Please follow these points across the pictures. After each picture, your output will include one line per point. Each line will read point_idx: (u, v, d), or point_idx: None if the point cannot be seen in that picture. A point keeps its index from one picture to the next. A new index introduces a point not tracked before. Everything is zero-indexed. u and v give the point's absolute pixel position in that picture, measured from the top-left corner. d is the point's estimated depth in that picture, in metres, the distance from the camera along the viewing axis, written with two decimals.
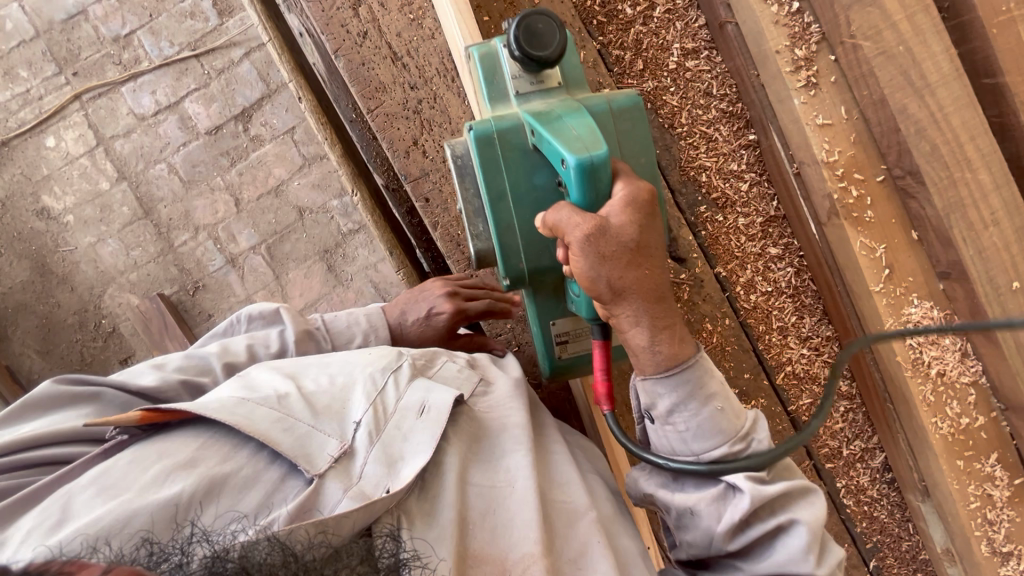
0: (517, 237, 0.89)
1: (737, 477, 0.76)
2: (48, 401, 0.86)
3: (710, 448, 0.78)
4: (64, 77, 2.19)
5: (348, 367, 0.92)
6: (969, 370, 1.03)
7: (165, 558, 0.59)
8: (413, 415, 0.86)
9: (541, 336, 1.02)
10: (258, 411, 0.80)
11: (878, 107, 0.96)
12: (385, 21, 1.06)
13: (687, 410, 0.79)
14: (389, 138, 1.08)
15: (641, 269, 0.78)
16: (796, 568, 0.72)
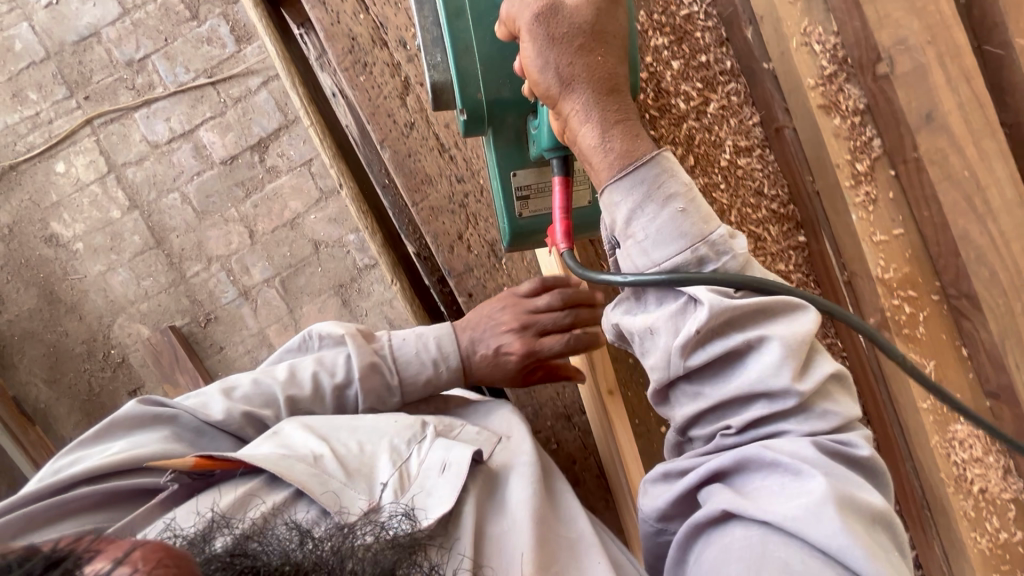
0: (477, 62, 0.73)
1: (702, 287, 0.60)
2: (131, 422, 0.80)
3: (673, 252, 0.61)
4: (75, 101, 2.13)
5: (376, 429, 0.80)
6: (1011, 487, 1.03)
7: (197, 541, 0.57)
8: (436, 472, 0.73)
9: (502, 191, 0.85)
10: (291, 467, 0.70)
11: (939, 229, 0.94)
12: (433, 111, 1.02)
13: (646, 215, 0.62)
14: (433, 231, 1.04)
15: (595, 57, 0.62)
16: (767, 385, 0.58)
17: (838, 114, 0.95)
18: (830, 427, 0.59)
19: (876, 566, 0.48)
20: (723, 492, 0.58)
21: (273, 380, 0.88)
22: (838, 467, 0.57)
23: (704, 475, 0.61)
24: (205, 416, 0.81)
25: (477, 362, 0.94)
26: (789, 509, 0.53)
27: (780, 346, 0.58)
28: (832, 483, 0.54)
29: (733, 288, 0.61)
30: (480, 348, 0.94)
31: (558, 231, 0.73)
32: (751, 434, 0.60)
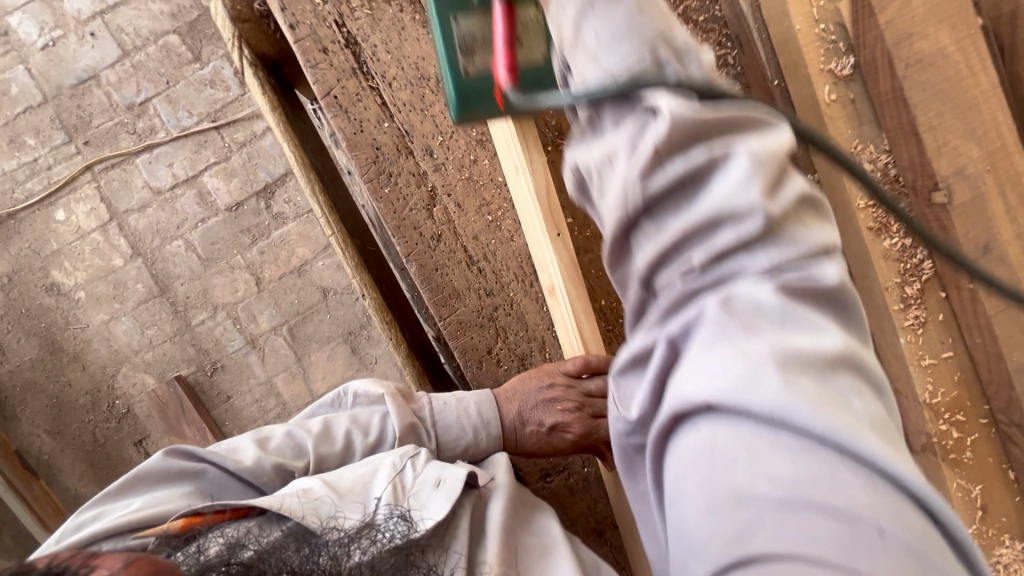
0: None
1: (665, 90, 0.38)
2: (153, 477, 0.73)
3: (629, 53, 0.39)
4: (75, 146, 2.06)
5: (370, 460, 0.75)
6: None
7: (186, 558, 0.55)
8: (431, 487, 0.70)
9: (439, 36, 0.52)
10: (280, 500, 0.66)
11: (992, 359, 0.91)
12: (461, 223, 0.98)
13: (595, 17, 0.40)
14: (461, 346, 1.00)
15: None
16: (739, 209, 0.37)
17: (889, 237, 0.91)
18: (806, 261, 0.39)
19: (836, 426, 0.33)
20: (679, 365, 0.39)
21: (306, 431, 0.80)
22: (803, 304, 0.38)
23: (660, 344, 0.41)
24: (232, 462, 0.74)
25: (525, 439, 0.83)
26: (737, 374, 0.35)
27: (744, 156, 0.38)
28: (782, 338, 0.36)
29: (701, 96, 0.39)
30: (527, 426, 0.82)
31: (501, 66, 0.47)
32: (714, 274, 0.39)
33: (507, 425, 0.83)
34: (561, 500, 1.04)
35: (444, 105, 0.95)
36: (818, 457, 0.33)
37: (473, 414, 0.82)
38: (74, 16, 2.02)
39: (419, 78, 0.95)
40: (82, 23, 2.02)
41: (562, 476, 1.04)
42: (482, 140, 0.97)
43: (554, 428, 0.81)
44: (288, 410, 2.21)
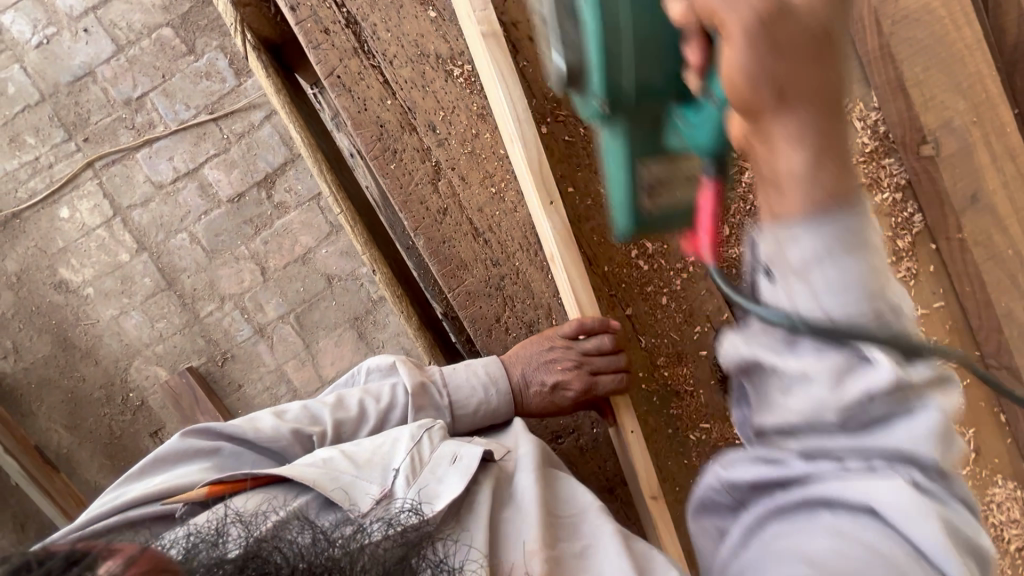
0: (625, 39, 0.53)
1: (881, 347, 0.41)
2: (174, 456, 0.76)
3: (848, 299, 0.40)
4: (75, 144, 2.07)
5: (389, 431, 0.80)
6: None
7: (205, 541, 0.58)
8: (446, 463, 0.74)
9: (623, 181, 0.64)
10: (303, 471, 0.70)
11: (983, 306, 0.94)
12: (465, 196, 1.00)
13: (829, 268, 0.39)
14: (471, 316, 1.03)
15: (814, 64, 0.39)
16: (919, 455, 0.41)
17: (880, 192, 0.92)
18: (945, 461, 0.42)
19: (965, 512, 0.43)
20: (842, 479, 0.43)
21: (322, 402, 0.85)
22: (957, 485, 0.44)
23: (798, 500, 0.45)
24: (252, 430, 0.79)
25: (530, 400, 0.88)
26: (921, 526, 0.40)
27: (929, 443, 0.41)
28: (943, 512, 0.41)
29: (906, 351, 0.41)
30: (531, 386, 0.87)
31: (705, 241, 0.60)
32: (851, 448, 0.43)
33: (514, 386, 0.88)
34: (572, 462, 1.09)
35: (444, 81, 0.98)
36: (910, 532, 0.40)
37: (482, 376, 0.87)
38: (67, 13, 2.02)
39: (419, 55, 0.97)
40: (74, 19, 2.03)
41: (572, 438, 1.08)
42: (482, 114, 0.99)
43: (555, 385, 0.87)
44: (300, 396, 2.25)
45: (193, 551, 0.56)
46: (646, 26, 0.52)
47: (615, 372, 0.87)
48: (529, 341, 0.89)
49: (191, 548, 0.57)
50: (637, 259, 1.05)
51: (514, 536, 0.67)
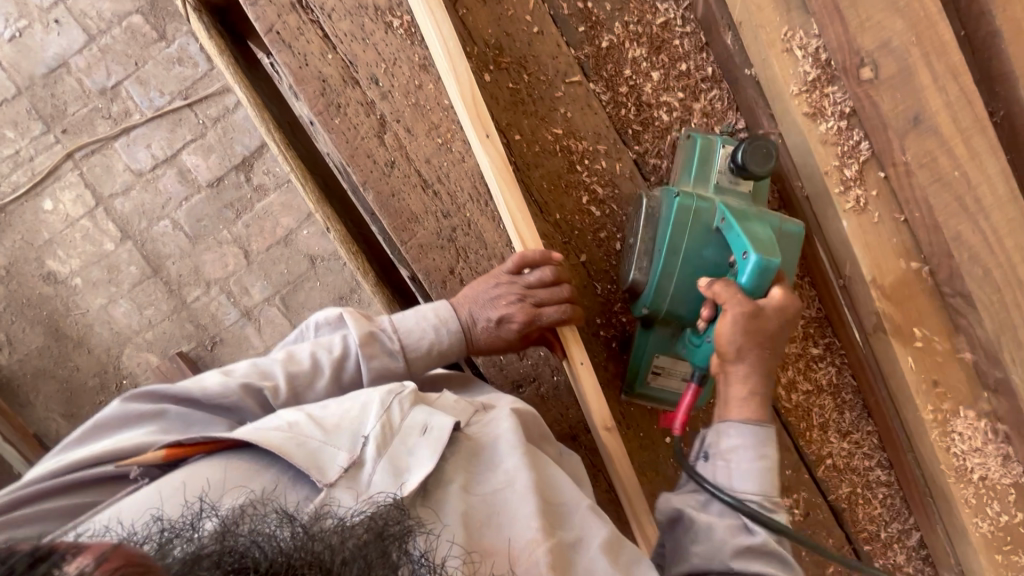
0: (673, 280, 0.94)
1: (763, 563, 0.75)
2: (117, 421, 0.74)
3: (750, 492, 0.80)
4: (54, 136, 2.09)
5: (356, 393, 0.78)
6: (1012, 474, 1.03)
7: (177, 534, 0.53)
8: (417, 434, 0.73)
9: (640, 360, 1.04)
10: (268, 437, 0.68)
11: (931, 231, 0.93)
12: (412, 148, 1.01)
13: (747, 455, 0.82)
14: (424, 268, 1.04)
15: (754, 351, 0.84)
16: None
17: (824, 120, 0.93)
18: None
19: None
20: None
21: (272, 359, 0.84)
22: None
23: None
24: (198, 389, 0.77)
25: (477, 337, 0.87)
26: None
27: None
28: None
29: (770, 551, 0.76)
30: (477, 323, 0.87)
31: (678, 418, 0.94)
32: None
33: (463, 324, 0.87)
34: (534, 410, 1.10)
35: (384, 33, 0.98)
36: None
37: (432, 320, 0.87)
38: (37, 5, 2.04)
39: (357, 7, 0.98)
40: (45, 11, 2.04)
41: (533, 386, 1.09)
42: (424, 64, 0.99)
43: (500, 320, 0.85)
44: None
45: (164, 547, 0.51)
46: (697, 247, 0.93)
47: (560, 304, 0.86)
48: (474, 284, 0.89)
49: (163, 543, 0.52)
50: (590, 205, 1.05)
51: (495, 523, 0.70)
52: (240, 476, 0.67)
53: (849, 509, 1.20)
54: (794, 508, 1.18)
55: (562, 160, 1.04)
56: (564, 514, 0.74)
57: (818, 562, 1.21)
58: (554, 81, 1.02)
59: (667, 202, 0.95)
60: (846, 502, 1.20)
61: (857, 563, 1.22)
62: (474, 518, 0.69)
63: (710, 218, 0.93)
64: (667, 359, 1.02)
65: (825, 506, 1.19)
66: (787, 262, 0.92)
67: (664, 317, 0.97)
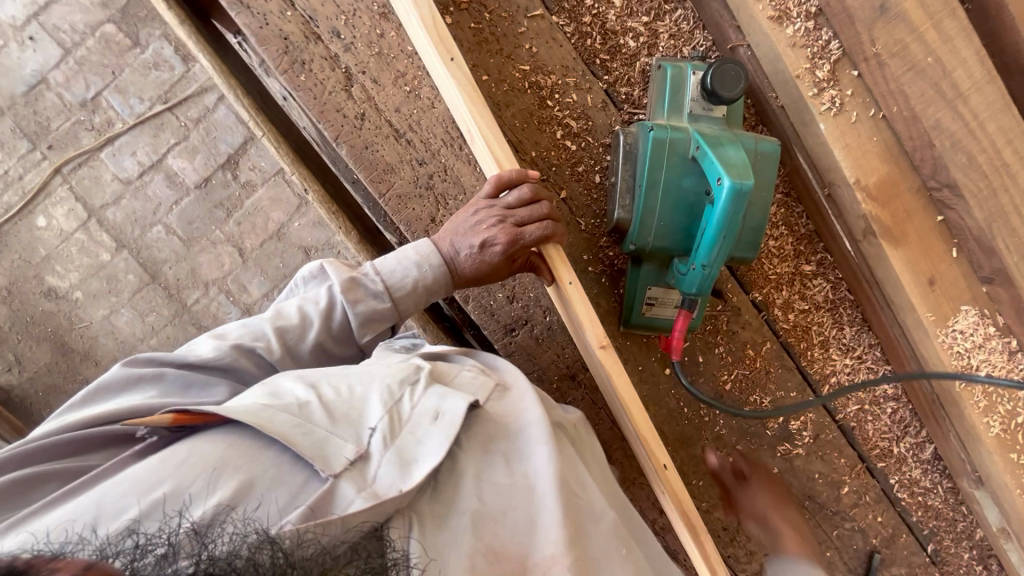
0: (655, 216, 0.93)
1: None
2: (116, 385, 0.71)
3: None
4: (40, 152, 2.11)
5: (369, 372, 0.73)
6: (1019, 369, 1.02)
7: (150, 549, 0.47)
8: (429, 422, 0.68)
9: (632, 295, 1.04)
10: (269, 419, 0.62)
11: (910, 123, 0.92)
12: (381, 98, 1.00)
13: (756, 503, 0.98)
14: (405, 219, 1.04)
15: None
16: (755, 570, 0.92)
17: (791, 23, 0.93)
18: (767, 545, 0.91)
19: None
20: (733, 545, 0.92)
21: (261, 318, 0.83)
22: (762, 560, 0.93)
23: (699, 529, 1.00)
24: (192, 355, 0.75)
25: (462, 265, 0.87)
26: None
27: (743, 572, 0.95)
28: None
29: None
30: (460, 253, 0.86)
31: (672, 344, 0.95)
32: None
33: (445, 257, 0.87)
34: (529, 353, 1.10)
35: None
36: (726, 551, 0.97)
37: (413, 258, 0.86)
38: (10, 23, 2.05)
39: None
40: (19, 29, 2.06)
41: (526, 329, 1.09)
42: (384, 12, 0.99)
43: (484, 243, 0.84)
44: None
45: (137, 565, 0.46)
46: (676, 182, 0.91)
47: (541, 220, 0.84)
48: (454, 215, 0.89)
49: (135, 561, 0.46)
50: (565, 139, 1.05)
51: (508, 522, 0.67)
52: (238, 459, 0.60)
53: (858, 426, 1.18)
54: (803, 430, 1.17)
55: (533, 97, 1.03)
56: (587, 518, 0.71)
57: (834, 484, 1.19)
58: (516, 17, 1.02)
59: (642, 138, 0.94)
60: (855, 421, 1.19)
61: (872, 481, 1.20)
62: (488, 515, 0.66)
63: (685, 147, 0.90)
64: (658, 292, 1.01)
65: (834, 426, 1.18)
66: (764, 178, 0.93)
67: (652, 250, 0.96)
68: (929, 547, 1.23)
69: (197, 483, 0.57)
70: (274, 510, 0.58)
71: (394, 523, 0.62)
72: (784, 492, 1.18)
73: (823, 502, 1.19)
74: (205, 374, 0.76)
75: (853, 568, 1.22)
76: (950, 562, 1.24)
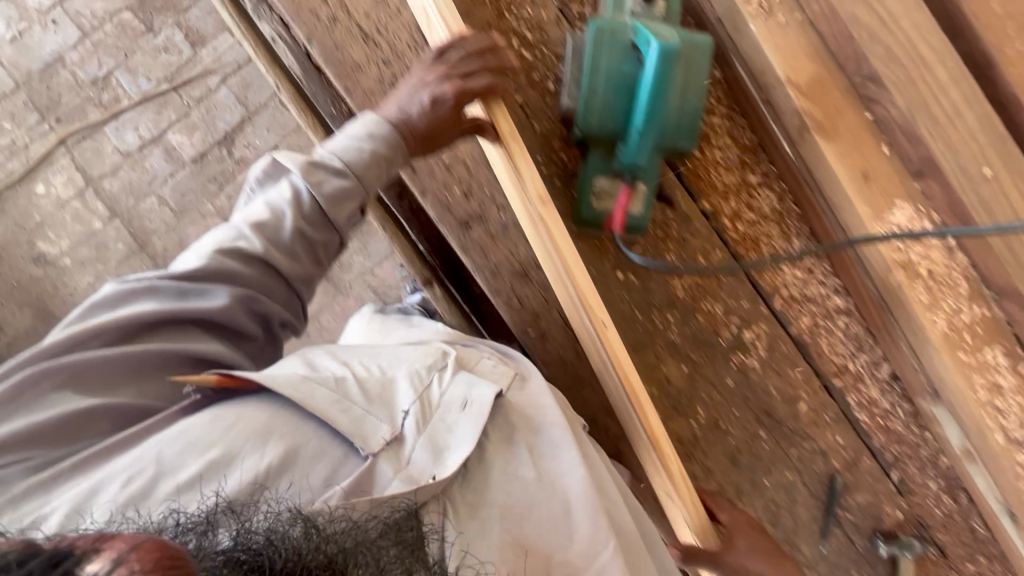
0: (598, 98, 1.00)
1: None
2: (111, 299, 0.84)
3: None
4: (48, 124, 2.23)
5: (400, 358, 0.92)
6: (958, 265, 1.05)
7: (189, 528, 0.60)
8: (457, 409, 0.86)
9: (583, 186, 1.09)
10: (312, 394, 0.80)
11: (829, 18, 1.02)
12: (352, 4, 1.10)
13: None
14: (370, 115, 1.11)
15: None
16: None
17: None
18: None
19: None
20: None
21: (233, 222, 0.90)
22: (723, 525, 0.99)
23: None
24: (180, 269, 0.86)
25: (415, 120, 0.93)
26: None
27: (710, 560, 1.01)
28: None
29: None
30: (412, 111, 0.94)
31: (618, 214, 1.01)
32: None
33: (395, 120, 0.94)
34: (484, 249, 1.13)
35: None
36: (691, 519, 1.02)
37: (364, 133, 0.92)
38: (37, 9, 2.23)
39: None
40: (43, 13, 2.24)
41: (482, 226, 1.13)
42: None
43: (440, 95, 0.94)
44: None
45: (178, 539, 0.59)
46: (617, 66, 0.98)
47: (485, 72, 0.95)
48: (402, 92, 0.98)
49: (180, 535, 0.59)
50: (522, 49, 1.13)
51: (532, 517, 0.84)
52: (283, 428, 0.77)
53: (812, 341, 1.19)
54: (756, 341, 1.18)
55: (491, 11, 1.13)
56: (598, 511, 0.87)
57: (791, 400, 1.18)
58: None
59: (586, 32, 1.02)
60: (809, 336, 1.19)
61: (830, 400, 1.19)
62: (516, 508, 0.84)
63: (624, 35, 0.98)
64: (605, 182, 1.06)
65: (788, 339, 1.19)
66: (699, 69, 1.00)
67: (596, 134, 1.02)
68: (893, 475, 1.20)
69: (248, 450, 0.74)
70: (314, 488, 0.75)
71: (430, 508, 0.80)
72: (740, 406, 1.17)
73: (780, 419, 1.18)
74: (197, 283, 0.85)
75: (815, 492, 1.18)
76: (917, 493, 1.20)
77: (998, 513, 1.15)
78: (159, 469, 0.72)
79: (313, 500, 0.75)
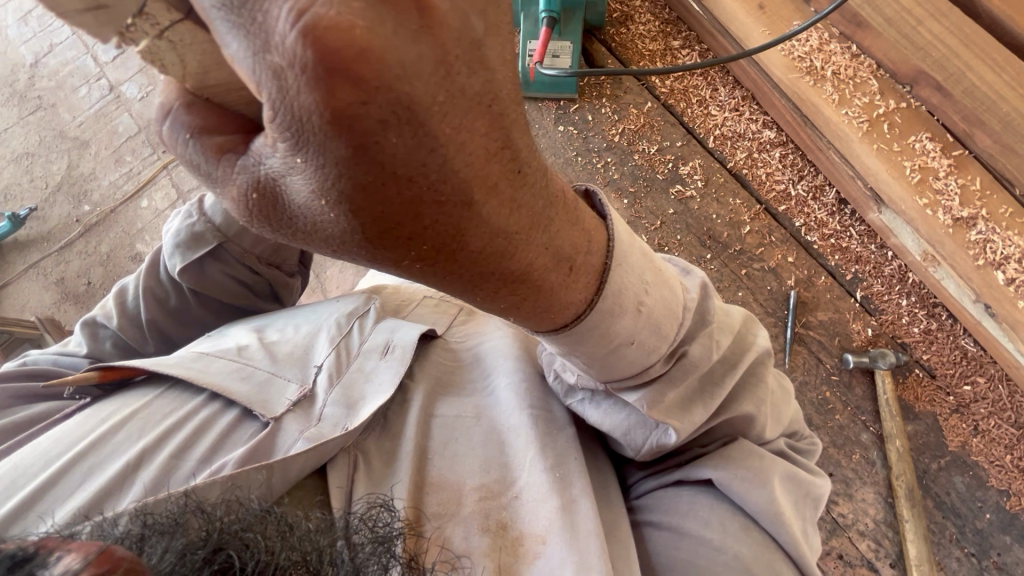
0: None
1: (625, 418, 0.61)
2: None
3: (623, 417, 0.61)
4: (158, 154, 2.30)
5: (316, 313, 0.76)
6: (865, 65, 1.13)
7: (161, 531, 0.39)
8: (377, 354, 0.70)
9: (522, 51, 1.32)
10: (210, 365, 0.65)
11: None
12: None
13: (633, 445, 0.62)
14: None
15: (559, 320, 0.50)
16: (622, 411, 0.62)
17: None
18: (625, 413, 0.61)
19: None
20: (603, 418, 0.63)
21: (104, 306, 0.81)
22: None
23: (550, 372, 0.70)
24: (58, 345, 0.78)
25: None
26: (636, 425, 0.61)
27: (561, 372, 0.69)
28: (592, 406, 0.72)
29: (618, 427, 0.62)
30: None
31: (534, 53, 1.24)
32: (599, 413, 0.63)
33: None
34: None
35: None
36: None
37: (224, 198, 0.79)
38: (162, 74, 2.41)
39: None
40: None
41: None
42: None
43: None
44: None
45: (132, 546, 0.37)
46: None
47: None
48: None
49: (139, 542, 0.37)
50: None
51: (471, 479, 0.62)
52: (170, 412, 0.59)
53: (750, 172, 1.26)
54: (693, 174, 1.27)
55: None
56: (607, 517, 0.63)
57: (735, 225, 1.23)
58: None
59: None
60: (747, 169, 1.26)
61: (774, 224, 1.23)
62: (444, 467, 0.62)
63: None
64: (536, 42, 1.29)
65: (725, 172, 1.27)
66: None
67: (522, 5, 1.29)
68: (856, 293, 1.17)
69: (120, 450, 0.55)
70: (200, 463, 0.55)
71: (336, 465, 0.59)
72: (682, 233, 1.24)
73: (725, 243, 1.23)
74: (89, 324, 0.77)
75: (772, 310, 1.19)
76: (887, 311, 1.15)
77: (978, 317, 1.06)
78: (17, 483, 0.51)
79: (196, 476, 0.54)
